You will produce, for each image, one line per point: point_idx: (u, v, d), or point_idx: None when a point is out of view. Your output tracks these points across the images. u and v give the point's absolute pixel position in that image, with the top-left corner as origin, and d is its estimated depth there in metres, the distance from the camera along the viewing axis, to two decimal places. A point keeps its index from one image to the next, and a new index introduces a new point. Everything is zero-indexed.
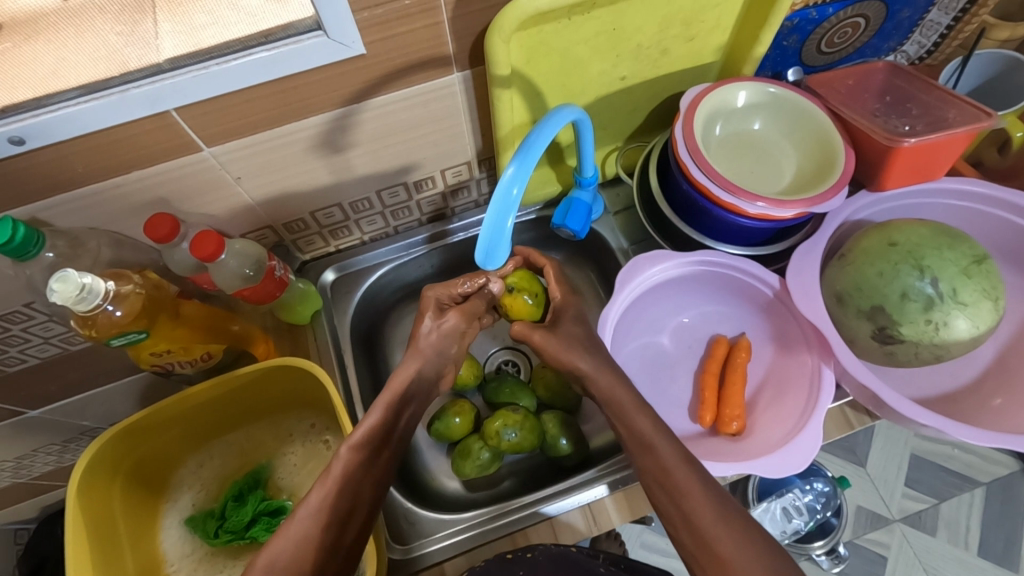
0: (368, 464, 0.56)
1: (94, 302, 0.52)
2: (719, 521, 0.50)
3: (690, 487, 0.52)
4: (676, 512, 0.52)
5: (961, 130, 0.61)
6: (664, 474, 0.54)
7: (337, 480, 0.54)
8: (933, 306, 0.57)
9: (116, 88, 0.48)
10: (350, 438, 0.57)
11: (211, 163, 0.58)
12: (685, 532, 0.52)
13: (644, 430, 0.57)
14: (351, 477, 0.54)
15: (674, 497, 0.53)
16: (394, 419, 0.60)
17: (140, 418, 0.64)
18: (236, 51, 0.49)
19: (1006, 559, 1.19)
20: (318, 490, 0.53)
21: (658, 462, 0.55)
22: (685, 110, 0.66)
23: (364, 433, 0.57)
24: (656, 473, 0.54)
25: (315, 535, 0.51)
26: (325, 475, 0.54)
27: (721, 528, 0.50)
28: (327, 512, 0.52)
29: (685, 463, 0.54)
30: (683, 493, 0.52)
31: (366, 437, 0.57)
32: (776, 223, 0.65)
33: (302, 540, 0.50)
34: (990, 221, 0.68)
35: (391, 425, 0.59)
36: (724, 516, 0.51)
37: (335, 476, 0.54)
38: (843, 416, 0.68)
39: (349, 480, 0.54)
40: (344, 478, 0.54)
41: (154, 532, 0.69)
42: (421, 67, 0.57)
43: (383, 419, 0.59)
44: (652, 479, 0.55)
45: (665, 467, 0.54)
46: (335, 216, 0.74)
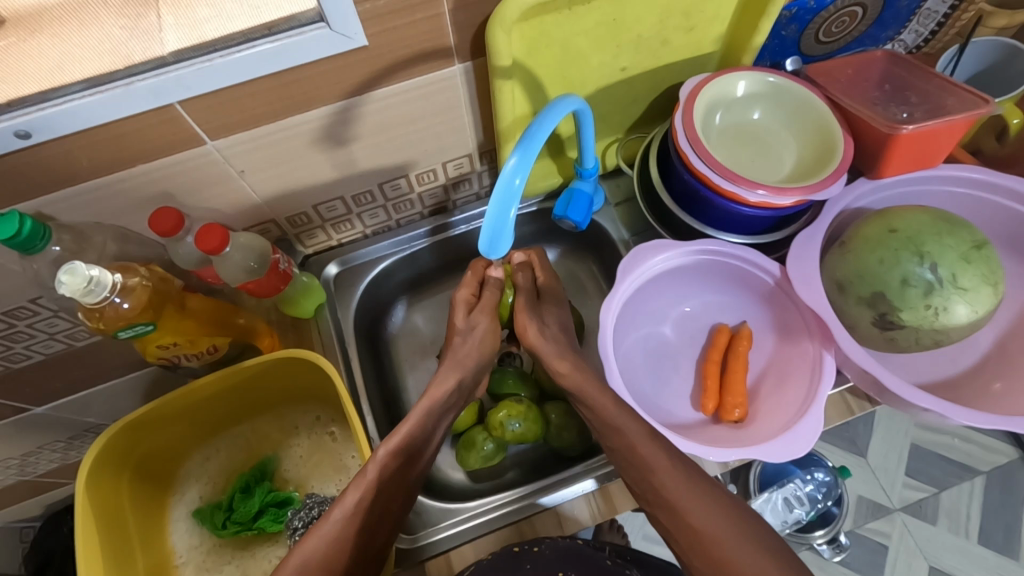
0: (399, 471, 0.57)
1: (102, 294, 0.52)
2: (690, 487, 0.53)
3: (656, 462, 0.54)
4: (648, 488, 0.55)
5: (960, 117, 0.61)
6: (630, 450, 0.56)
7: (372, 485, 0.54)
8: (933, 291, 0.57)
9: (120, 82, 0.48)
10: (388, 443, 0.57)
11: (215, 157, 0.58)
12: (658, 506, 0.54)
13: (612, 417, 0.58)
14: (385, 483, 0.55)
15: (644, 474, 0.55)
16: (431, 424, 0.61)
17: (148, 412, 0.64)
18: (239, 44, 0.50)
19: (1006, 547, 1.20)
20: (354, 495, 0.54)
21: (617, 435, 0.57)
22: (684, 100, 0.66)
23: (401, 439, 0.57)
24: (624, 450, 0.56)
25: (346, 539, 0.51)
26: (359, 480, 0.55)
27: (692, 499, 0.53)
28: (359, 517, 0.53)
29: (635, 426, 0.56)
30: (653, 468, 0.54)
31: (403, 444, 0.57)
32: (776, 212, 0.65)
33: (332, 543, 0.51)
34: (990, 208, 0.68)
35: (425, 427, 0.60)
36: (694, 485, 0.54)
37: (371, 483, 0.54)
38: (844, 402, 0.69)
39: (382, 485, 0.55)
40: (378, 487, 0.55)
41: (163, 524, 0.69)
42: (423, 58, 0.57)
43: (421, 426, 0.59)
44: (622, 456, 0.57)
45: (629, 442, 0.56)
46: (337, 210, 0.74)
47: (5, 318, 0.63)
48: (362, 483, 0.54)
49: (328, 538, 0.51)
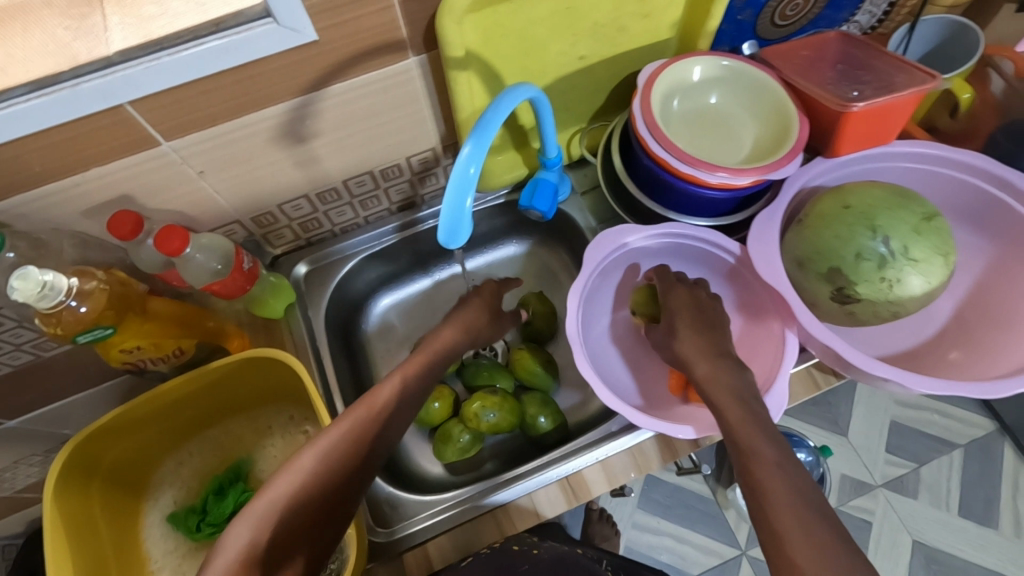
0: (387, 420, 0.58)
1: (57, 299, 0.52)
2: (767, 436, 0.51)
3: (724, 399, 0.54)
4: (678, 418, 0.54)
5: (908, 92, 0.62)
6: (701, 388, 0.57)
7: (354, 428, 0.55)
8: (886, 264, 0.59)
9: (66, 83, 0.48)
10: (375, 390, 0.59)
11: (172, 158, 0.58)
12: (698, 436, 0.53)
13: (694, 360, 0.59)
14: (370, 425, 0.56)
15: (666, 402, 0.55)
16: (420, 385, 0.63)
17: (114, 418, 0.63)
18: (187, 41, 0.49)
19: (986, 517, 1.23)
20: (331, 436, 0.54)
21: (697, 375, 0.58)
22: (642, 86, 0.67)
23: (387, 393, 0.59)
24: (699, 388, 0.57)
25: (316, 481, 0.51)
26: (339, 423, 0.55)
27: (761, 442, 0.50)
28: (333, 452, 0.53)
29: (725, 367, 0.57)
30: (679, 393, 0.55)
31: (391, 396, 0.59)
32: (736, 193, 0.66)
33: (298, 487, 0.51)
34: (944, 181, 0.70)
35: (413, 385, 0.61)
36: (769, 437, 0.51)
37: (352, 424, 0.55)
38: (810, 377, 0.70)
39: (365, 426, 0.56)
40: (359, 429, 0.55)
41: (137, 531, 0.69)
42: (378, 52, 0.58)
43: (407, 381, 0.61)
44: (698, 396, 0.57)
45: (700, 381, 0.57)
46: (303, 209, 0.74)
47: None
48: (344, 423, 0.55)
49: (297, 475, 0.51)
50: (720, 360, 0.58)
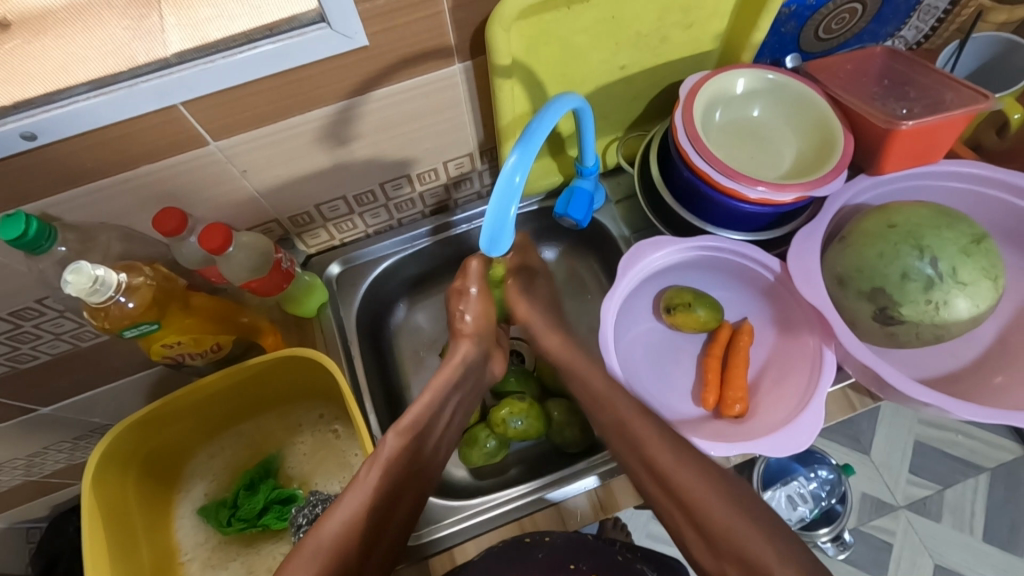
0: (414, 451, 0.59)
1: (106, 294, 0.53)
2: (726, 500, 0.51)
3: (680, 475, 0.54)
4: (642, 467, 0.56)
5: (959, 112, 0.61)
6: (655, 467, 0.55)
7: (384, 464, 0.56)
8: (933, 286, 0.57)
9: (124, 83, 0.49)
10: (396, 424, 0.60)
11: (217, 156, 0.59)
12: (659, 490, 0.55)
13: (637, 430, 0.58)
14: (398, 459, 0.58)
15: (631, 444, 0.58)
16: (440, 408, 0.64)
17: (154, 409, 0.65)
18: (242, 44, 0.50)
19: (1012, 543, 1.20)
20: (370, 472, 0.56)
21: (654, 455, 0.56)
22: (684, 97, 0.66)
23: (410, 420, 0.61)
24: (647, 466, 0.56)
25: (362, 516, 0.53)
26: (374, 459, 0.57)
27: (740, 517, 0.50)
28: (377, 490, 0.55)
29: (669, 445, 0.56)
30: (642, 441, 0.57)
31: (411, 424, 0.61)
32: (777, 208, 0.66)
33: (351, 518, 0.53)
34: (990, 203, 0.68)
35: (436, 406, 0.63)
36: (757, 517, 0.50)
37: (383, 460, 0.57)
38: (846, 398, 0.69)
39: (394, 461, 0.57)
40: (392, 461, 0.57)
41: (169, 521, 0.70)
42: (423, 57, 0.58)
43: (429, 405, 0.63)
44: (643, 472, 0.56)
45: (653, 460, 0.55)
46: (340, 209, 0.75)
47: (11, 319, 0.63)
48: (376, 461, 0.56)
49: (345, 512, 0.53)
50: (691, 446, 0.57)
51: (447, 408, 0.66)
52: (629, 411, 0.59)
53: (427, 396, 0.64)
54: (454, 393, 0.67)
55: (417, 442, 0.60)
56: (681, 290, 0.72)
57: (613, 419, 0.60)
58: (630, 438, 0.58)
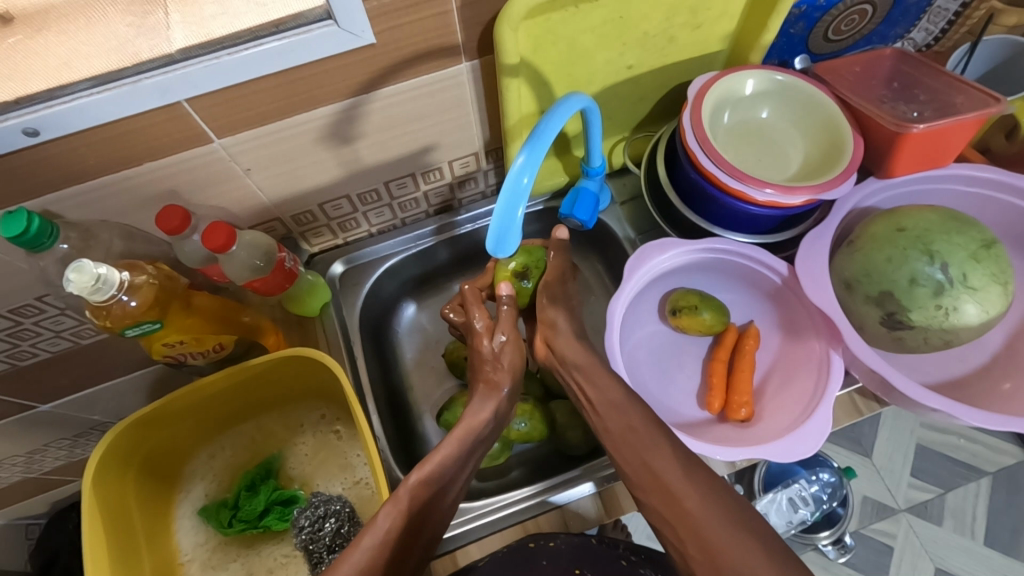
0: (431, 500, 0.58)
1: (109, 292, 0.53)
2: (730, 525, 0.49)
3: (684, 491, 0.53)
4: (642, 472, 0.55)
5: (970, 116, 0.61)
6: (661, 483, 0.54)
7: (403, 512, 0.55)
8: (942, 291, 0.57)
9: (127, 79, 0.48)
10: (420, 470, 0.58)
11: (220, 154, 0.58)
12: (654, 493, 0.54)
13: (648, 442, 0.56)
14: (416, 509, 0.56)
15: (640, 453, 0.56)
16: (467, 457, 0.62)
17: (154, 409, 0.64)
18: (247, 41, 0.49)
19: (1013, 547, 1.19)
20: (389, 515, 0.55)
21: (660, 469, 0.54)
22: (692, 98, 0.66)
23: (433, 468, 0.59)
24: (650, 481, 0.55)
25: (376, 567, 0.52)
26: (393, 503, 0.55)
27: (742, 542, 0.48)
28: (391, 539, 0.54)
29: (677, 463, 0.54)
30: (648, 448, 0.56)
31: (435, 473, 0.59)
32: (785, 211, 0.65)
33: (366, 568, 0.51)
34: (999, 208, 0.68)
35: (462, 455, 0.61)
36: (762, 542, 0.48)
37: (402, 503, 0.55)
38: (852, 403, 0.68)
39: (415, 508, 0.56)
40: (410, 512, 0.55)
41: (169, 522, 0.70)
42: (430, 56, 0.57)
43: (457, 452, 0.61)
44: (646, 486, 0.55)
45: (660, 476, 0.54)
46: (343, 208, 0.74)
47: (11, 316, 0.63)
48: (395, 507, 0.55)
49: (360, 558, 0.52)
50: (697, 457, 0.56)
51: (470, 458, 0.63)
52: (642, 421, 0.58)
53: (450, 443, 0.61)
54: (475, 448, 0.63)
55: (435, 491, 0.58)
56: (687, 293, 0.71)
57: (621, 424, 0.59)
58: (636, 450, 0.56)
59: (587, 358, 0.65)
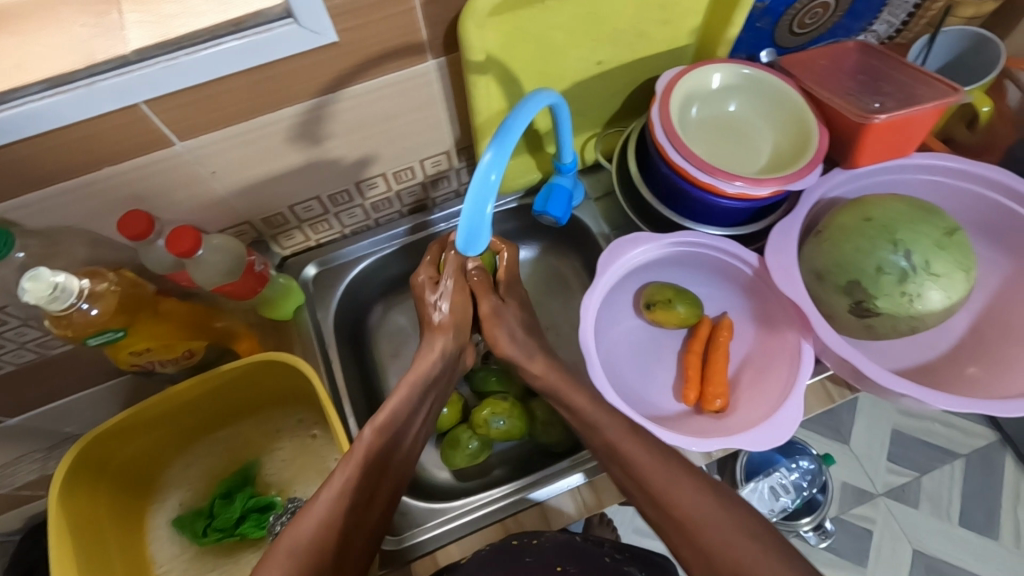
0: (386, 448, 0.56)
1: (68, 300, 0.51)
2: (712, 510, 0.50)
3: (670, 491, 0.52)
4: (623, 472, 0.56)
5: (930, 106, 0.62)
6: (643, 482, 0.54)
7: (360, 462, 0.54)
8: (907, 278, 0.58)
9: (82, 81, 0.47)
10: (373, 420, 0.57)
11: (184, 157, 0.57)
12: (635, 487, 0.55)
13: (630, 455, 0.56)
14: (374, 465, 0.55)
15: (614, 456, 0.57)
16: (417, 403, 0.61)
17: (124, 419, 0.62)
18: (205, 41, 0.48)
19: (987, 527, 1.22)
20: (346, 469, 0.53)
21: (639, 468, 0.55)
22: (661, 93, 0.66)
23: (386, 416, 0.57)
24: (633, 478, 0.55)
25: (333, 525, 0.50)
26: (347, 459, 0.54)
27: (729, 527, 0.49)
28: (348, 491, 0.52)
29: (663, 469, 0.54)
30: (622, 446, 0.57)
31: (388, 420, 0.57)
32: (754, 203, 0.66)
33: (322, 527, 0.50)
34: (965, 195, 0.69)
35: (411, 403, 0.60)
36: (753, 532, 0.48)
37: (360, 458, 0.54)
38: (824, 390, 0.69)
39: (370, 462, 0.55)
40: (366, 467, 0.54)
41: (143, 534, 0.68)
42: (397, 54, 0.57)
43: (407, 401, 0.59)
44: (629, 481, 0.56)
45: (642, 475, 0.54)
46: (314, 210, 0.73)
47: None
48: (351, 460, 0.54)
49: (315, 524, 0.50)
50: (665, 453, 0.55)
51: (419, 413, 0.62)
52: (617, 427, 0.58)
53: (409, 378, 0.61)
54: (430, 389, 0.63)
55: (391, 440, 0.57)
56: (662, 286, 0.71)
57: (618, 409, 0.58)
58: (614, 450, 0.57)
59: None
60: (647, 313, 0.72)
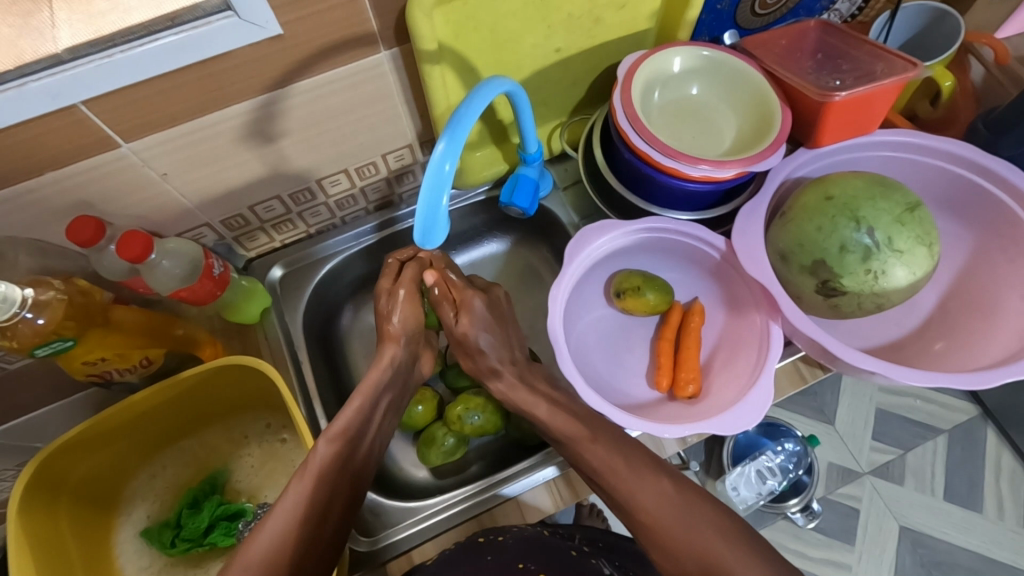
0: (345, 458, 0.56)
1: (11, 310, 0.50)
2: (683, 512, 0.50)
3: (642, 496, 0.52)
4: (597, 474, 0.55)
5: (890, 81, 0.61)
6: (616, 487, 0.53)
7: (314, 475, 0.53)
8: (871, 255, 0.58)
9: (12, 82, 0.45)
10: (327, 432, 0.56)
11: (131, 160, 0.55)
12: (609, 492, 0.54)
13: (609, 466, 0.54)
14: (331, 472, 0.54)
15: (587, 455, 0.56)
16: (373, 408, 0.60)
17: (82, 432, 0.61)
18: (141, 38, 0.47)
19: (970, 500, 1.23)
20: (297, 485, 0.52)
21: (611, 472, 0.54)
22: (622, 78, 0.65)
23: (340, 425, 0.57)
24: (607, 482, 0.54)
25: (292, 535, 0.49)
26: (302, 472, 0.53)
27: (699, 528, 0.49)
28: (305, 506, 0.51)
29: (633, 474, 0.53)
30: (594, 451, 0.55)
31: (342, 429, 0.57)
32: (719, 186, 0.65)
33: (283, 536, 0.49)
34: (928, 171, 0.69)
35: (366, 413, 0.59)
36: (725, 533, 0.48)
37: (314, 472, 0.53)
38: (797, 371, 0.69)
39: (326, 472, 0.54)
40: (323, 476, 0.53)
41: (109, 548, 0.67)
42: (346, 46, 0.55)
43: (361, 410, 0.59)
44: (603, 484, 0.55)
45: (615, 479, 0.53)
46: (276, 210, 0.72)
47: None
48: (305, 474, 0.53)
49: (275, 530, 0.49)
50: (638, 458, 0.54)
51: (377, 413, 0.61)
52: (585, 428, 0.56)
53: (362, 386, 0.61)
54: (384, 394, 0.62)
55: (348, 445, 0.56)
56: (630, 274, 0.71)
57: None
58: (587, 452, 0.55)
59: None
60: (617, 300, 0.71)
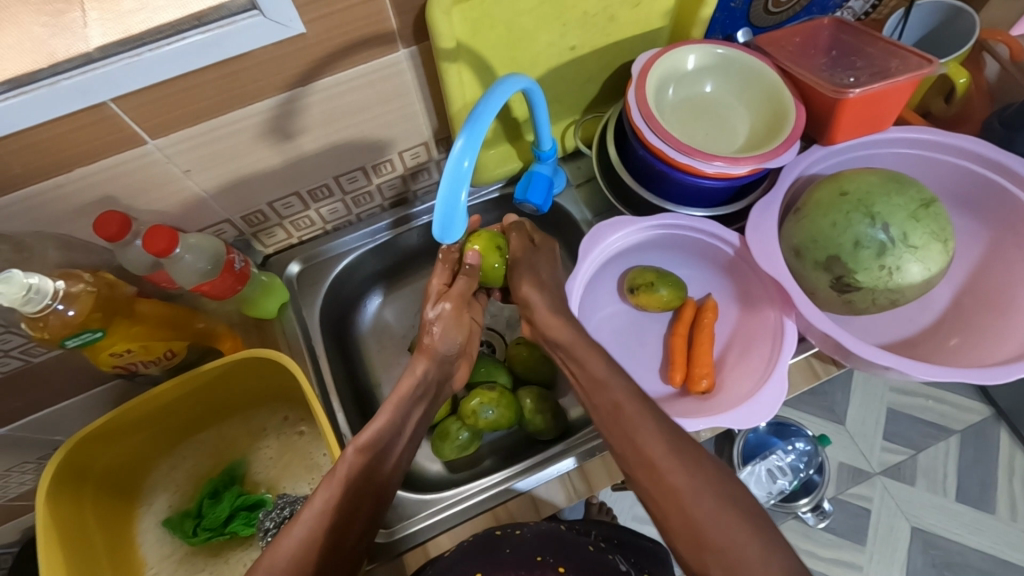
0: (373, 468, 0.56)
1: (42, 302, 0.52)
2: (722, 503, 0.48)
3: (679, 480, 0.50)
4: (631, 451, 0.53)
5: (905, 78, 0.62)
6: (652, 467, 0.51)
7: (342, 481, 0.53)
8: (886, 251, 0.58)
9: (45, 80, 0.47)
10: (356, 440, 0.56)
11: (156, 156, 0.57)
12: (643, 473, 0.52)
13: (641, 442, 0.53)
14: (358, 479, 0.54)
15: (627, 432, 0.54)
16: (404, 420, 0.60)
17: (106, 422, 0.62)
18: (170, 36, 0.48)
19: (983, 501, 1.23)
20: (325, 490, 0.53)
21: (649, 454, 0.52)
22: (637, 76, 0.66)
23: (369, 435, 0.57)
24: (641, 462, 0.52)
25: (316, 542, 0.49)
26: (330, 477, 0.54)
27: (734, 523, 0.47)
28: (329, 514, 0.51)
29: (675, 458, 0.51)
30: (634, 428, 0.53)
31: (371, 439, 0.57)
32: (733, 182, 0.66)
33: (306, 544, 0.49)
34: (943, 167, 0.69)
35: (397, 422, 0.59)
36: (758, 530, 0.47)
37: (342, 481, 0.53)
38: (810, 367, 0.69)
39: (353, 479, 0.54)
40: (349, 484, 0.54)
41: (131, 537, 0.68)
42: (366, 44, 0.56)
43: (391, 422, 0.59)
44: (636, 465, 0.53)
45: (651, 460, 0.51)
46: (295, 206, 0.73)
47: None
48: (334, 480, 0.53)
49: (298, 538, 0.49)
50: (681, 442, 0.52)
51: (408, 423, 0.61)
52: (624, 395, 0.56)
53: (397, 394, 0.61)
54: (417, 403, 0.62)
55: (374, 456, 0.56)
56: (643, 270, 0.71)
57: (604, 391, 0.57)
58: (624, 429, 0.54)
59: (565, 337, 0.61)
60: (631, 295, 0.72)
